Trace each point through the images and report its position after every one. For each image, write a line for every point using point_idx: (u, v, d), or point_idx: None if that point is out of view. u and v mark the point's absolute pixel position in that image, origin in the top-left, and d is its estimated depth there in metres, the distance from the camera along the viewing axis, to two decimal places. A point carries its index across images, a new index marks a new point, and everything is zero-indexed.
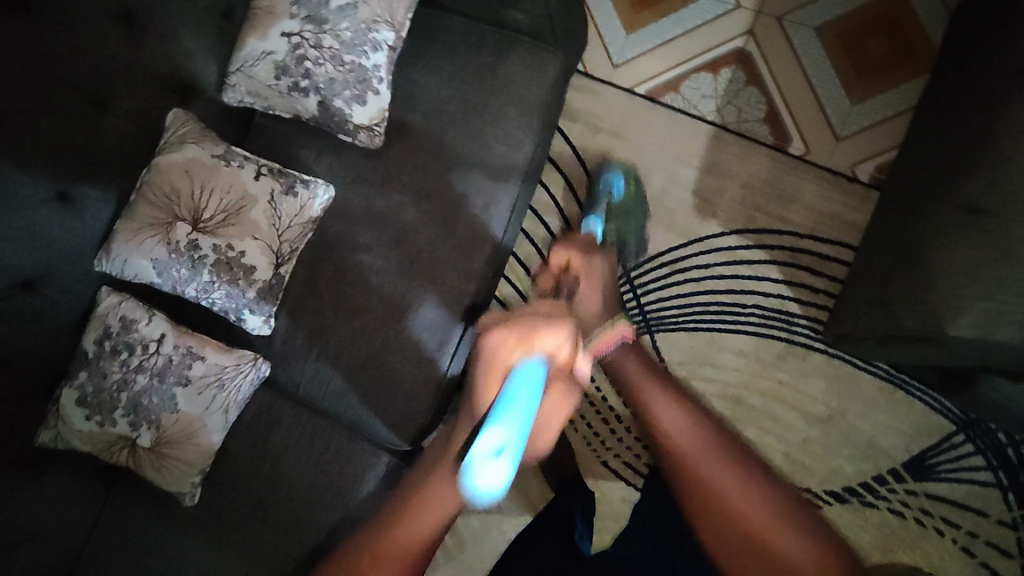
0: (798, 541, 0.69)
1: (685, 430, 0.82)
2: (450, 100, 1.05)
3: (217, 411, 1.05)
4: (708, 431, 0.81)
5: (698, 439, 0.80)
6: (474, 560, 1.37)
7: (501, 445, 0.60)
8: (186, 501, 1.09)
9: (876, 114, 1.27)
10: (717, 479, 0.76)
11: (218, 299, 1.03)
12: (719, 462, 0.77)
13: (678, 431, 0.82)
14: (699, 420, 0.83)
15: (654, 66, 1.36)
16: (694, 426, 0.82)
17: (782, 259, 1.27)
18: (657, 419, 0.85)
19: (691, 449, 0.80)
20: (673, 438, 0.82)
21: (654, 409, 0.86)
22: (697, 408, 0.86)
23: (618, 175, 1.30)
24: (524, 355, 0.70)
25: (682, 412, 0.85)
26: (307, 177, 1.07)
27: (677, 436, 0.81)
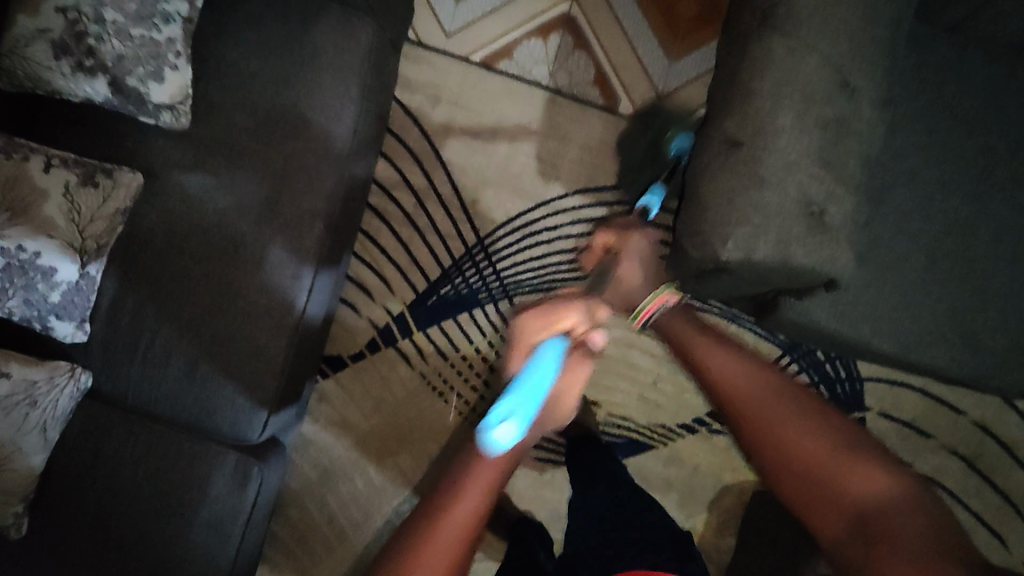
0: (864, 472, 0.72)
1: (762, 397, 0.84)
2: (257, 81, 1.01)
3: (32, 430, 0.96)
4: (795, 394, 0.83)
5: (781, 400, 0.83)
6: (358, 548, 1.34)
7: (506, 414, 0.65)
8: (11, 534, 0.98)
9: (691, 72, 1.35)
10: (793, 436, 0.79)
11: (16, 307, 0.94)
12: (793, 414, 0.81)
13: (749, 403, 0.84)
14: (790, 386, 0.85)
15: (485, 34, 1.37)
16: (776, 395, 0.84)
17: (621, 214, 1.34)
18: (722, 381, 0.89)
19: (776, 414, 0.81)
20: (750, 412, 0.83)
21: (723, 373, 0.89)
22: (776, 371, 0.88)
23: (657, 190, 1.18)
24: (549, 332, 0.77)
25: (756, 381, 0.86)
26: (110, 165, 1.00)
27: (753, 399, 0.84)
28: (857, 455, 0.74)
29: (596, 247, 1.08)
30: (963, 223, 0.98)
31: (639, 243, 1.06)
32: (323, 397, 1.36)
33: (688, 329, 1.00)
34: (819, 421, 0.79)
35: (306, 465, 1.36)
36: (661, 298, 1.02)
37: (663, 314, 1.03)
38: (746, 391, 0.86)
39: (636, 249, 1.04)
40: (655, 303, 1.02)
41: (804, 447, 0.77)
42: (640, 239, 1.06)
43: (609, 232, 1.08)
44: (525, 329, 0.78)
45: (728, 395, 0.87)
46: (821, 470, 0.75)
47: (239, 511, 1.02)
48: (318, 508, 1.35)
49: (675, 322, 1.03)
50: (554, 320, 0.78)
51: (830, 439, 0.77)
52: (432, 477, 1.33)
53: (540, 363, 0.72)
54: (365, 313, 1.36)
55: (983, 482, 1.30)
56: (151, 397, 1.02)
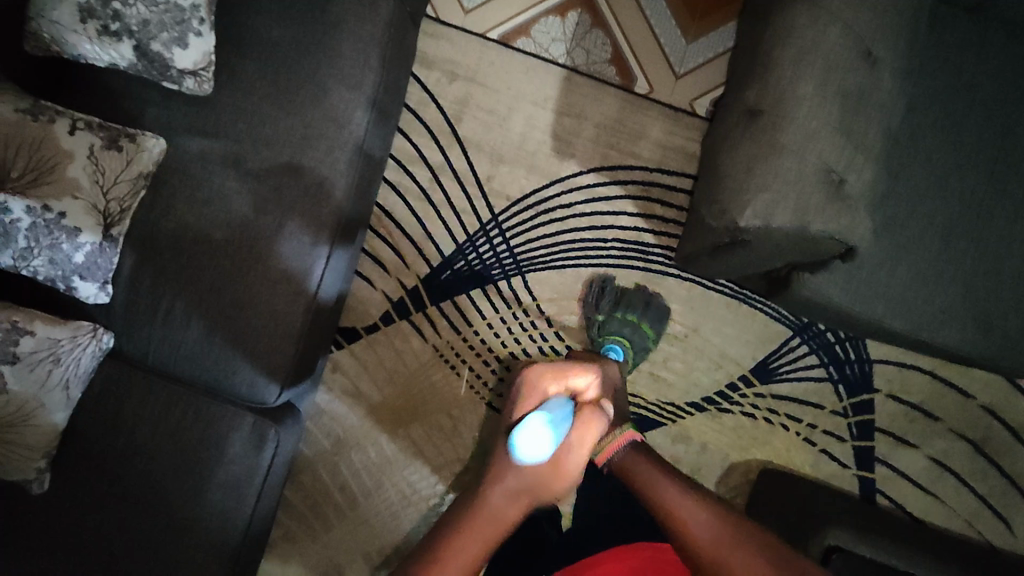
0: None
1: (720, 534, 0.75)
2: (279, 49, 1.02)
3: (55, 387, 0.98)
4: (749, 529, 0.75)
5: (738, 538, 0.74)
6: (368, 517, 1.36)
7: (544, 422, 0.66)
8: (34, 489, 1.00)
9: (709, 52, 1.34)
10: None
11: (41, 266, 0.96)
12: (756, 559, 0.72)
13: (715, 548, 0.74)
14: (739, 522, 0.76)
15: (504, 11, 1.38)
16: (733, 532, 0.75)
17: (635, 193, 1.34)
18: (678, 525, 0.79)
19: (739, 560, 0.72)
20: (714, 558, 0.74)
21: (680, 516, 0.79)
22: (719, 503, 0.81)
23: (615, 346, 1.23)
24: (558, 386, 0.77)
25: (710, 517, 0.78)
26: (133, 130, 1.01)
27: (708, 542, 0.75)
28: None
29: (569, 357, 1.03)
30: (979, 202, 0.99)
31: (614, 374, 0.99)
32: (337, 368, 1.38)
33: (650, 457, 0.91)
34: (793, 565, 0.71)
35: (319, 434, 1.38)
36: (625, 436, 0.94)
37: (621, 455, 0.93)
38: (684, 509, 0.80)
39: (614, 378, 0.97)
40: (623, 435, 0.94)
41: None
42: (616, 370, 1.01)
43: (591, 352, 1.04)
44: (540, 381, 0.77)
45: (671, 520, 0.80)
46: None
47: (255, 471, 1.04)
48: (330, 476, 1.37)
49: (637, 462, 0.90)
50: (560, 376, 0.79)
51: None
52: (442, 449, 1.35)
53: (561, 406, 0.72)
54: (379, 287, 1.38)
55: (989, 466, 1.30)
56: (171, 359, 1.04)
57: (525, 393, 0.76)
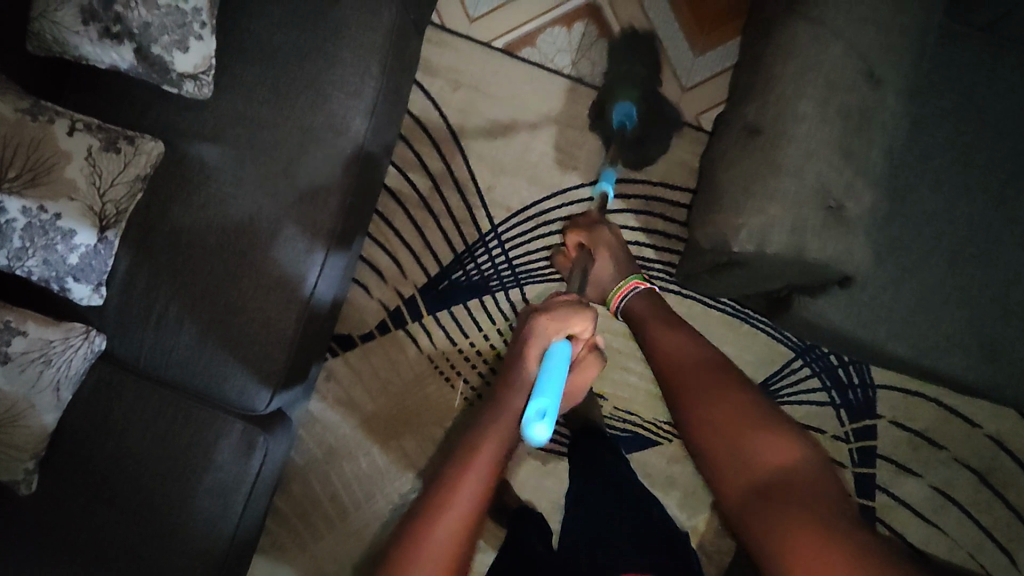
0: (775, 440, 0.72)
1: (692, 364, 0.86)
2: (279, 55, 1.02)
3: (46, 389, 0.98)
4: (731, 370, 0.83)
5: (709, 372, 0.83)
6: (357, 527, 1.35)
7: (543, 409, 0.68)
8: (21, 490, 1.00)
9: (716, 66, 1.33)
10: (722, 405, 0.78)
11: (34, 267, 0.96)
12: (734, 396, 0.78)
13: (682, 376, 0.85)
14: (719, 360, 0.85)
15: (509, 20, 1.37)
16: (709, 365, 0.84)
17: (637, 207, 1.32)
18: (666, 352, 0.90)
19: (715, 391, 0.80)
20: (681, 374, 0.85)
21: (664, 343, 0.91)
22: (709, 346, 0.89)
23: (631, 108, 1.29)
24: (554, 337, 0.81)
25: (694, 345, 0.89)
26: (132, 133, 1.01)
27: (683, 367, 0.86)
28: (780, 424, 0.74)
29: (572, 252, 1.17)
30: (987, 229, 0.96)
31: (607, 236, 1.13)
32: (331, 374, 1.37)
33: (648, 308, 1.01)
34: (752, 395, 0.78)
35: (312, 441, 1.37)
36: (632, 284, 1.06)
37: (631, 300, 1.05)
38: (671, 352, 0.89)
39: (609, 243, 1.13)
40: (628, 285, 1.06)
41: (723, 412, 0.77)
42: (607, 231, 1.14)
43: (581, 232, 1.16)
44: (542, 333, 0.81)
45: (668, 369, 0.88)
46: (724, 432, 0.76)
47: (242, 479, 1.03)
48: (321, 484, 1.36)
49: (637, 305, 1.03)
50: (567, 323, 0.82)
51: (754, 404, 0.77)
52: (434, 460, 1.34)
53: (561, 352, 0.77)
54: (377, 294, 1.37)
55: (994, 497, 1.27)
56: (162, 363, 1.04)
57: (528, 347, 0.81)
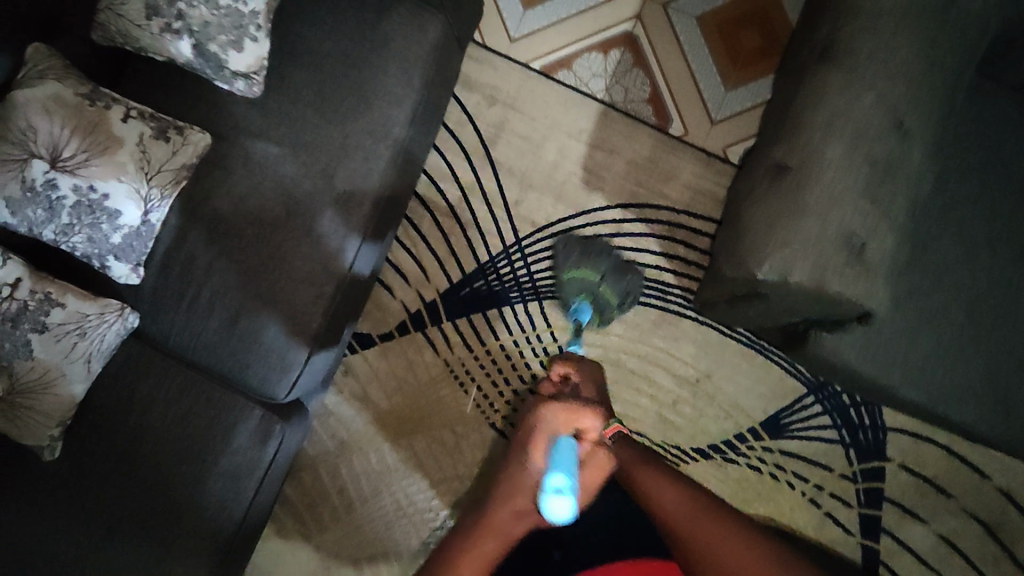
0: (767, 571, 0.89)
1: (682, 508, 0.98)
2: (328, 62, 1.07)
3: (77, 360, 1.02)
4: (701, 498, 0.99)
5: (701, 516, 0.96)
6: (361, 523, 1.37)
7: (560, 485, 0.84)
8: (44, 456, 1.03)
9: (747, 101, 1.36)
10: (717, 551, 0.92)
11: (80, 243, 1.01)
12: (726, 537, 0.93)
13: (676, 516, 0.98)
14: (692, 496, 0.99)
15: (548, 43, 1.41)
16: (691, 502, 0.99)
17: (660, 232, 1.35)
18: (658, 497, 1.00)
19: (702, 530, 0.95)
20: (673, 519, 0.98)
21: (654, 489, 1.01)
22: (688, 483, 1.02)
23: (585, 304, 1.28)
24: (566, 428, 0.99)
25: (676, 491, 1.00)
26: (182, 123, 1.07)
27: (670, 510, 0.98)
28: (755, 543, 0.93)
29: (551, 382, 1.11)
30: (1007, 279, 0.97)
31: (586, 369, 1.12)
32: (348, 371, 1.40)
33: (637, 455, 1.05)
34: (739, 522, 0.96)
35: (324, 435, 1.39)
36: (614, 427, 1.05)
37: (612, 451, 1.06)
38: (655, 489, 1.01)
39: (591, 379, 1.11)
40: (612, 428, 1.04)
41: (723, 546, 0.92)
42: (589, 365, 1.13)
43: (566, 363, 1.11)
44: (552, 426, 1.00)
45: (668, 522, 0.98)
46: (733, 564, 0.91)
47: (257, 464, 1.06)
48: (329, 478, 1.38)
49: (625, 457, 1.05)
50: (574, 421, 1.00)
51: (728, 529, 0.94)
52: (442, 464, 1.36)
53: (565, 446, 0.91)
54: (399, 297, 1.40)
55: (1001, 551, 1.26)
56: (190, 345, 1.07)
57: (536, 437, 1.00)
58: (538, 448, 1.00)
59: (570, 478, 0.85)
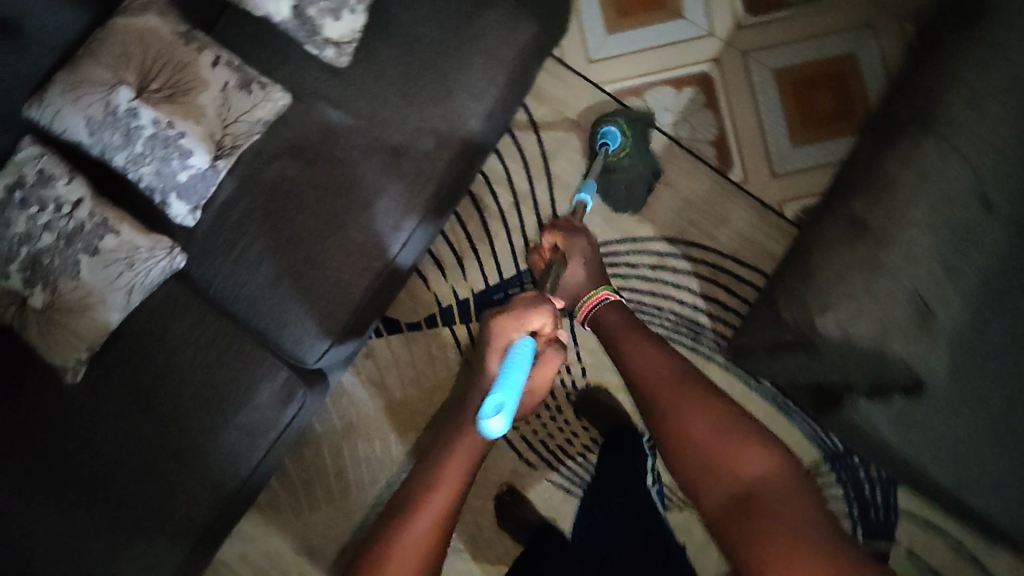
0: (752, 447, 0.75)
1: (660, 368, 0.89)
2: (417, 46, 1.09)
3: (120, 289, 1.02)
4: (683, 372, 0.87)
5: (671, 376, 0.87)
6: (354, 506, 1.35)
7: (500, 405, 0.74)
8: (67, 377, 1.03)
9: (810, 160, 1.37)
10: (686, 409, 0.82)
11: (146, 175, 1.02)
12: (693, 406, 0.82)
13: (669, 410, 0.83)
14: (672, 367, 0.89)
15: (624, 69, 1.44)
16: (668, 368, 0.89)
17: (703, 273, 1.35)
18: (637, 368, 0.92)
19: (674, 391, 0.85)
20: (653, 377, 0.88)
21: (633, 360, 0.93)
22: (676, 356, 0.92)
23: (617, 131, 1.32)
24: (521, 332, 0.87)
25: (658, 359, 0.91)
26: (265, 79, 1.08)
27: (650, 381, 0.88)
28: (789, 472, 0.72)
29: (545, 256, 1.14)
30: None
31: (581, 245, 1.11)
32: (370, 353, 1.40)
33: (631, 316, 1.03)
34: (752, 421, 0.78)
35: (334, 411, 1.39)
36: (600, 294, 1.08)
37: (601, 310, 1.06)
38: (622, 331, 1.00)
39: (583, 251, 1.11)
40: (598, 295, 1.07)
41: (692, 418, 0.80)
42: (583, 241, 1.11)
43: (558, 232, 1.12)
44: (504, 333, 0.87)
45: (644, 383, 0.89)
46: (720, 445, 0.76)
47: (273, 425, 1.05)
48: (331, 455, 1.37)
49: (609, 317, 1.04)
50: (526, 322, 0.88)
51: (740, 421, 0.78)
52: None
53: (525, 346, 0.85)
54: (433, 289, 1.40)
55: None
56: (230, 296, 1.08)
57: (494, 344, 0.87)
58: (492, 358, 0.87)
59: (509, 393, 0.78)
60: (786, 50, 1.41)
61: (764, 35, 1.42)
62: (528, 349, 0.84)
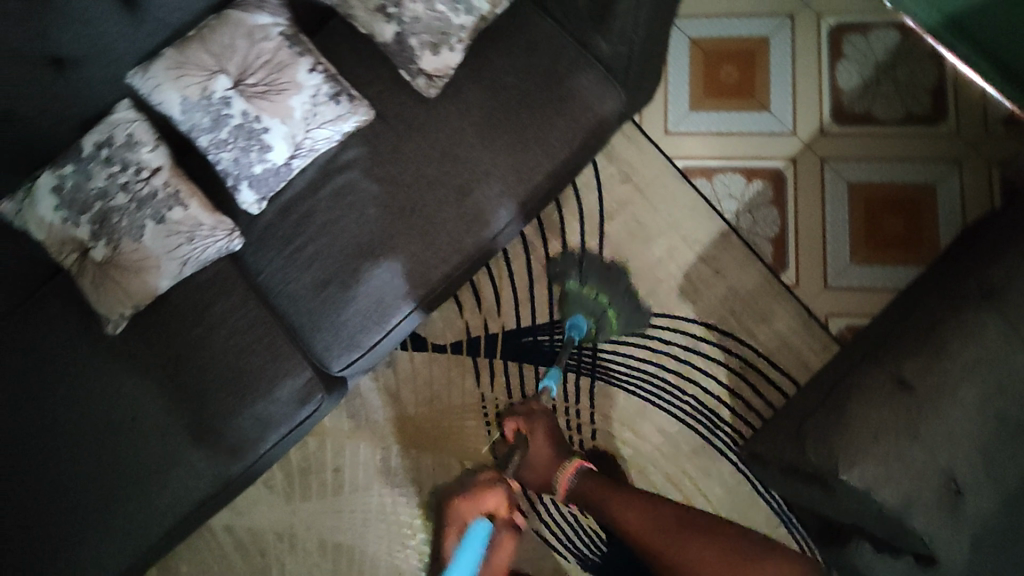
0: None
1: (644, 517, 1.01)
2: (506, 92, 1.12)
3: (175, 259, 1.07)
4: (685, 515, 0.99)
5: (659, 530, 0.98)
6: (343, 509, 1.38)
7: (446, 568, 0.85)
8: (107, 327, 1.08)
9: (866, 280, 1.36)
10: (692, 556, 0.91)
11: (225, 160, 1.07)
12: (702, 551, 0.91)
13: (670, 552, 0.94)
14: (669, 513, 1.01)
15: (699, 149, 1.44)
16: (660, 516, 1.01)
17: (733, 366, 1.34)
18: (625, 522, 1.03)
19: (672, 541, 0.95)
20: (647, 533, 0.99)
21: (618, 512, 1.05)
22: (655, 503, 1.04)
23: (580, 318, 1.30)
24: (476, 513, 0.96)
25: (644, 510, 1.03)
26: (354, 94, 1.11)
27: (643, 530, 0.99)
28: None
29: (509, 439, 1.22)
30: None
31: (541, 421, 1.22)
32: (392, 365, 1.42)
33: (596, 482, 1.14)
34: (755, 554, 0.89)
35: (345, 412, 1.41)
36: (569, 470, 1.16)
37: (576, 483, 1.16)
38: (605, 489, 1.11)
39: (542, 431, 1.20)
40: (572, 465, 1.16)
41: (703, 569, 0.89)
42: (541, 420, 1.22)
43: (514, 420, 1.21)
44: (460, 515, 0.96)
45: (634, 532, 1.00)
46: None
47: (286, 421, 1.07)
48: (331, 454, 1.40)
49: (584, 485, 1.14)
50: (480, 502, 0.98)
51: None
52: (439, 490, 1.36)
53: (480, 528, 0.91)
54: (466, 318, 1.42)
55: None
56: (275, 288, 1.12)
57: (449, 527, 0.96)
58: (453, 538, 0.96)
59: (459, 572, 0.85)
60: (865, 166, 1.40)
61: (846, 147, 1.42)
62: (482, 529, 0.91)
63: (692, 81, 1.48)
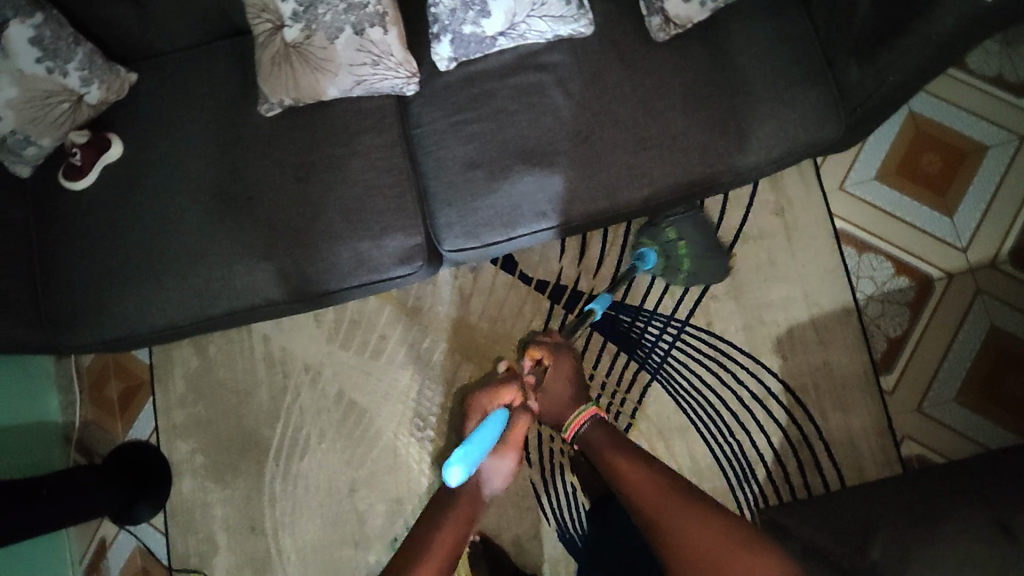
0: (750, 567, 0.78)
1: (651, 478, 0.92)
2: (732, 70, 1.05)
3: (352, 75, 1.06)
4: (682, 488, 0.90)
5: (662, 490, 0.90)
6: (372, 373, 1.40)
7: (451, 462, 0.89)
8: (263, 106, 1.10)
9: (959, 423, 1.29)
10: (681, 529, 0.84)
11: (443, 5, 1.04)
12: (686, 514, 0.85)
13: (646, 491, 0.91)
14: (664, 481, 0.92)
15: (864, 219, 1.37)
16: (658, 477, 0.93)
17: (790, 434, 1.30)
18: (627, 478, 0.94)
19: (664, 501, 0.88)
20: (646, 499, 0.90)
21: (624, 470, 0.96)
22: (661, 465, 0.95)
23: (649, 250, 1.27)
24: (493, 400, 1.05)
25: (647, 468, 0.94)
26: (586, 4, 1.07)
27: (648, 492, 0.91)
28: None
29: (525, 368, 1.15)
30: None
31: (564, 361, 1.15)
32: (475, 270, 1.41)
33: (603, 434, 1.06)
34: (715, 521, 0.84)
35: (412, 289, 1.41)
36: (587, 412, 1.09)
37: (587, 430, 1.08)
38: (619, 453, 0.99)
39: (563, 370, 1.14)
40: (587, 412, 1.09)
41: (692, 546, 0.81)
42: (564, 359, 1.15)
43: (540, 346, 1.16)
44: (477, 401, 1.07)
45: (636, 497, 0.91)
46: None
47: (383, 270, 1.07)
48: (384, 321, 1.41)
49: (595, 435, 1.06)
50: (496, 395, 1.07)
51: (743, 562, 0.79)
52: (466, 402, 1.37)
53: (491, 420, 0.97)
54: (562, 263, 1.40)
55: None
56: (425, 147, 1.11)
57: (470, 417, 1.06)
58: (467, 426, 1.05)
59: (469, 455, 0.90)
60: (1018, 317, 1.31)
61: (1010, 289, 1.32)
62: (495, 418, 0.97)
63: (891, 151, 1.39)
